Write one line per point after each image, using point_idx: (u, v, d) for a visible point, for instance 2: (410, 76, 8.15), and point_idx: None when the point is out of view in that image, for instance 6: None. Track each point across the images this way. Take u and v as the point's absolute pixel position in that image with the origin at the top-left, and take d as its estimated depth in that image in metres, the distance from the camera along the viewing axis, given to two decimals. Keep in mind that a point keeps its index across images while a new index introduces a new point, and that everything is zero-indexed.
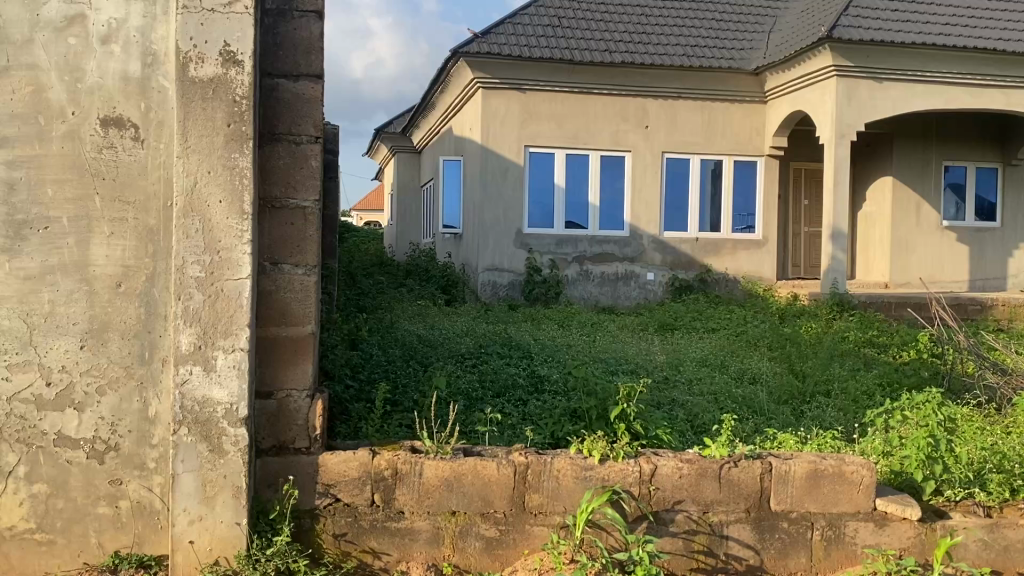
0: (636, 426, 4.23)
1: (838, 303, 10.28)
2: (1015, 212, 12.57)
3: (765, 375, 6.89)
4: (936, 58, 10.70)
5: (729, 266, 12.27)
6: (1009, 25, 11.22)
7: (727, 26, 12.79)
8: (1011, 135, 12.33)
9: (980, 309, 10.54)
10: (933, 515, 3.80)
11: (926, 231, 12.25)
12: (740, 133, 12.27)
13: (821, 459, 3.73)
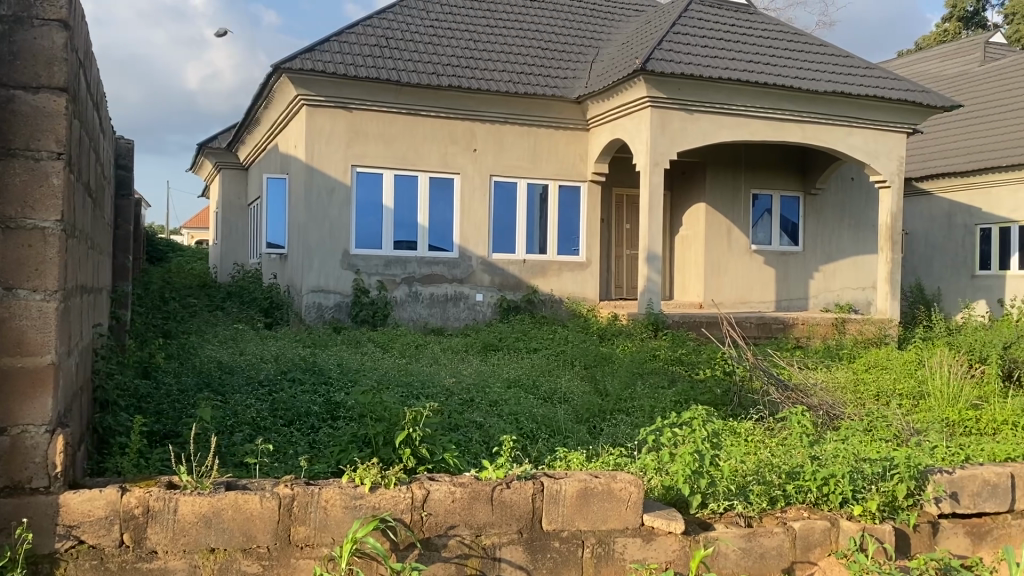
0: (421, 451, 4.20)
1: (654, 323, 10.37)
2: (814, 236, 13.37)
3: (572, 396, 6.98)
4: (741, 93, 11.10)
5: (554, 288, 12.13)
6: (807, 65, 11.71)
7: (553, 53, 12.94)
8: (810, 165, 13.21)
9: (782, 327, 10.91)
10: (697, 528, 3.99)
11: (736, 254, 12.74)
12: (564, 159, 12.24)
13: (591, 478, 3.84)
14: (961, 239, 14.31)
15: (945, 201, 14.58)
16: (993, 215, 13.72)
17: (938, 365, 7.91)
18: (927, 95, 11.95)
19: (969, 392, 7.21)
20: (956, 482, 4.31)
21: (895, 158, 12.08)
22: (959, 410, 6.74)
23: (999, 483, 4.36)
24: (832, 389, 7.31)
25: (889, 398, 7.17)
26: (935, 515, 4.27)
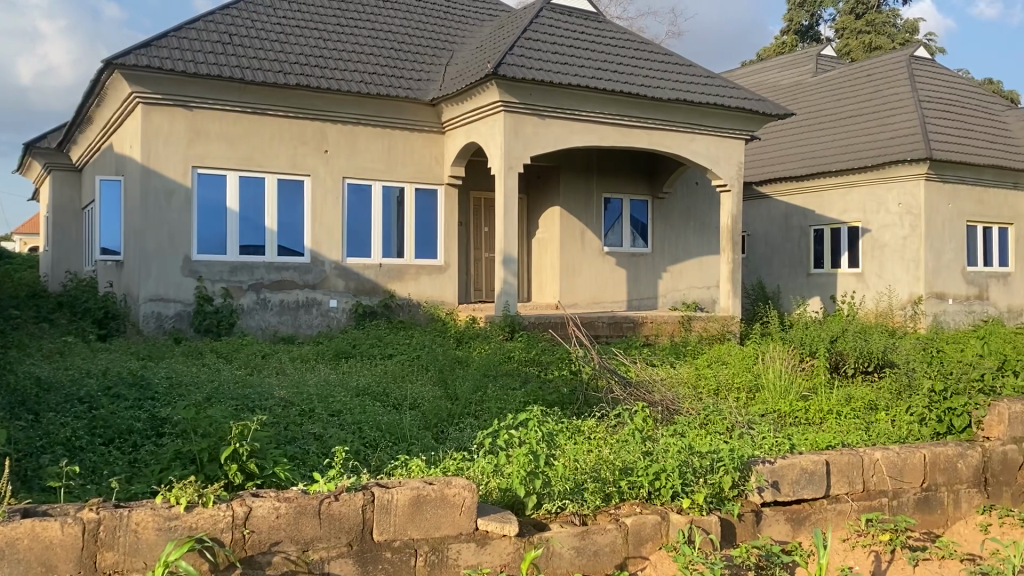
0: (250, 466, 4.04)
1: (511, 325, 9.97)
2: (662, 238, 13.51)
3: (422, 401, 6.67)
4: (590, 99, 10.87)
5: (411, 292, 11.83)
6: (651, 73, 11.63)
7: (406, 54, 12.74)
8: (658, 170, 13.34)
9: (633, 326, 10.85)
10: (532, 529, 3.99)
11: (590, 256, 12.68)
12: (419, 162, 11.98)
13: (425, 485, 3.78)
14: (796, 240, 15.17)
15: (782, 203, 15.43)
16: (825, 216, 14.62)
17: (772, 360, 8.18)
18: (763, 103, 12.11)
19: (799, 384, 7.51)
20: (776, 472, 4.49)
21: (735, 163, 12.21)
22: (790, 401, 6.92)
23: (815, 471, 4.56)
24: (673, 385, 7.37)
25: (728, 392, 7.30)
26: (758, 504, 4.44)
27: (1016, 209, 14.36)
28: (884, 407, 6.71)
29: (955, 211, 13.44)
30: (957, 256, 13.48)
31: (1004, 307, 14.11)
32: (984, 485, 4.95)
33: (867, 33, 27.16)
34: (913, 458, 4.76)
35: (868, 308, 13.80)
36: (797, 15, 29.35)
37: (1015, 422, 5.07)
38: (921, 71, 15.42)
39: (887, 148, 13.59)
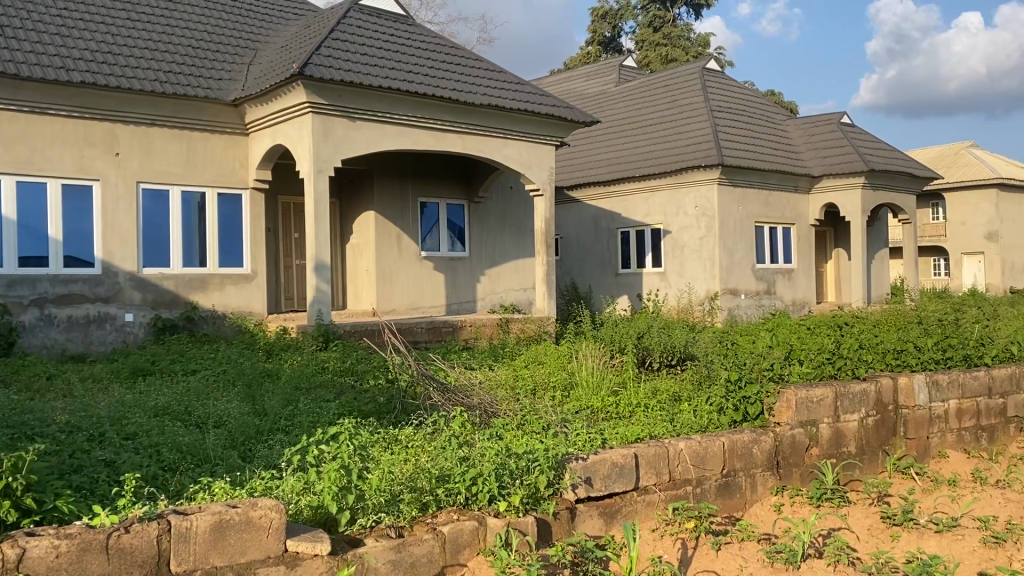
0: (27, 501, 3.63)
1: (325, 334, 9.62)
2: (480, 241, 13.10)
3: (228, 418, 6.29)
4: (402, 102, 10.63)
5: (216, 303, 11.21)
6: (463, 78, 11.59)
7: (206, 52, 12.09)
8: (473, 173, 12.93)
9: (451, 331, 10.80)
10: (345, 546, 3.84)
11: (407, 261, 12.10)
12: (221, 165, 11.40)
13: (228, 509, 3.54)
14: (606, 242, 15.74)
15: (592, 207, 15.94)
16: (630, 219, 15.29)
17: (585, 358, 8.38)
18: (570, 110, 12.42)
19: (611, 380, 7.73)
20: (589, 468, 4.58)
21: (547, 168, 12.39)
22: (604, 397, 7.10)
23: (625, 464, 4.69)
24: (491, 387, 7.35)
25: (544, 391, 7.38)
26: (572, 501, 4.53)
27: (796, 210, 15.65)
28: (688, 398, 7.03)
29: (745, 213, 14.44)
30: (747, 255, 14.49)
31: (790, 300, 15.29)
32: (777, 467, 5.27)
33: (664, 45, 28.74)
34: (713, 446, 5.00)
35: (671, 305, 14.55)
36: (600, 27, 30.58)
37: (800, 407, 5.38)
38: (711, 83, 16.50)
39: (684, 154, 14.40)
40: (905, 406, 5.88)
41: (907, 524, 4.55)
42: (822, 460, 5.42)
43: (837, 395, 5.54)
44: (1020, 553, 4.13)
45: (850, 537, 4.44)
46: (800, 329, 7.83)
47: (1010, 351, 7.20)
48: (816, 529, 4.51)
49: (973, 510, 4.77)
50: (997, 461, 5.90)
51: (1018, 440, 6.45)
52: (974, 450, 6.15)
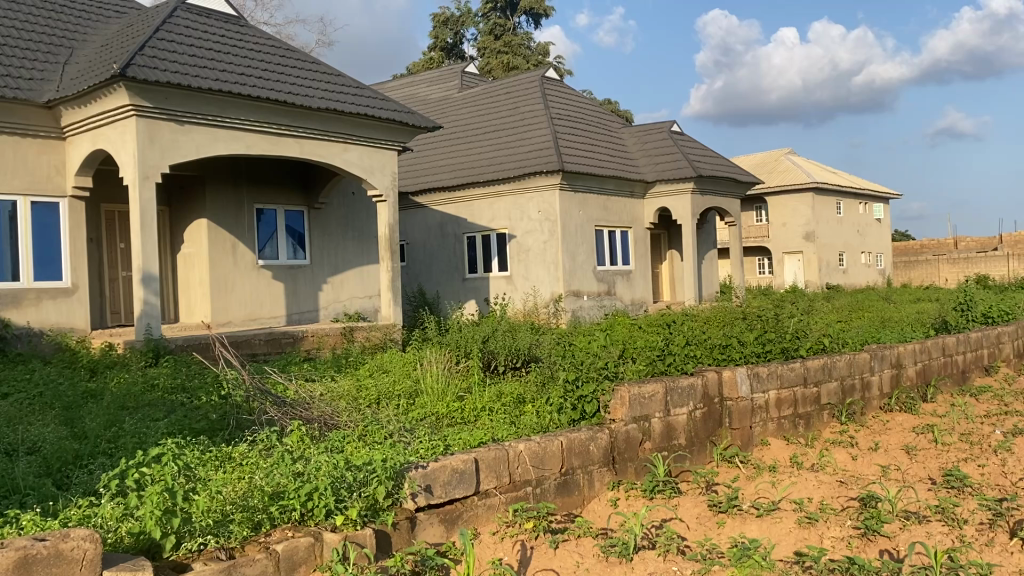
0: None
1: (154, 350, 9.13)
2: (321, 249, 12.80)
3: (43, 443, 5.82)
4: (234, 106, 10.24)
5: (31, 319, 10.40)
6: (299, 81, 11.31)
7: (16, 50, 11.20)
8: (312, 179, 12.63)
9: (292, 341, 10.49)
10: (170, 573, 3.63)
11: (243, 270, 11.66)
12: (35, 172, 10.59)
13: (34, 543, 3.27)
14: (452, 247, 15.74)
15: (437, 212, 15.91)
16: (476, 224, 15.40)
17: (429, 365, 8.31)
18: (412, 115, 12.37)
19: (455, 386, 7.68)
20: (429, 475, 4.55)
21: (388, 173, 12.27)
22: (448, 402, 7.08)
23: (465, 469, 4.69)
24: (331, 398, 7.17)
25: (388, 400, 7.24)
26: (412, 510, 4.49)
27: (633, 214, 16.25)
28: (531, 399, 7.07)
29: (585, 217, 14.85)
30: (588, 258, 14.90)
31: (629, 300, 15.83)
32: (612, 463, 5.44)
33: (505, 53, 29.14)
34: (552, 446, 5.09)
35: (517, 309, 14.76)
36: (442, 33, 30.64)
37: (633, 403, 5.57)
38: (550, 91, 16.91)
39: (525, 161, 14.65)
40: (729, 398, 6.21)
41: (731, 511, 4.79)
42: (654, 453, 5.63)
43: (666, 390, 5.77)
44: (829, 530, 4.43)
45: (680, 527, 4.63)
46: (633, 329, 8.10)
47: (822, 343, 7.75)
48: (648, 521, 4.67)
49: (790, 493, 5.08)
50: (812, 446, 6.32)
51: (830, 425, 6.94)
52: (793, 436, 6.56)
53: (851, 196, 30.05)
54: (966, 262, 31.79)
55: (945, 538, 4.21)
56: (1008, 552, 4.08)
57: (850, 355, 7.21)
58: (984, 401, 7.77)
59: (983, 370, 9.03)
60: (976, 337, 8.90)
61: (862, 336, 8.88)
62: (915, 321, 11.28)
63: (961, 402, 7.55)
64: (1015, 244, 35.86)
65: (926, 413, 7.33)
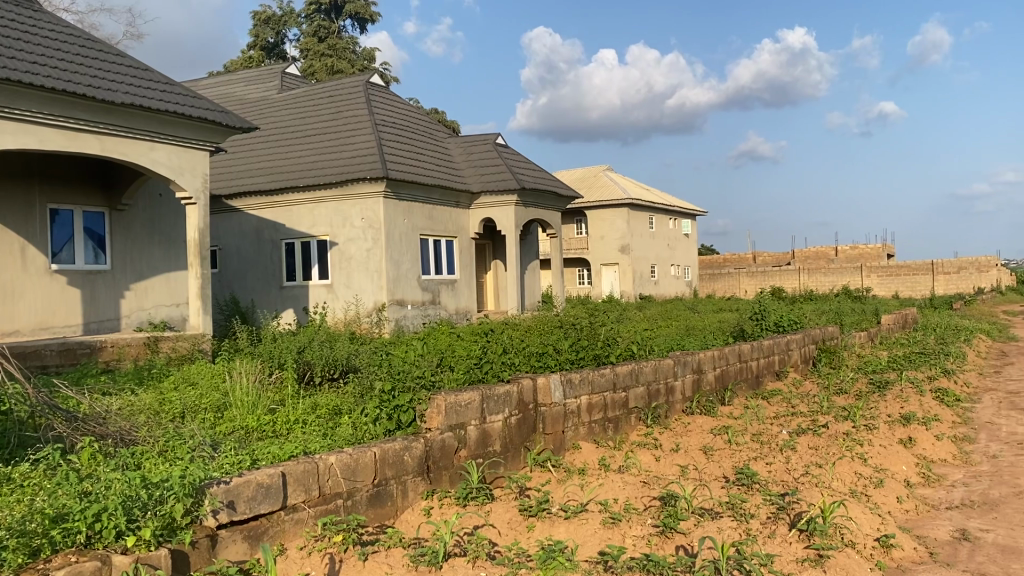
0: None
1: None
2: (123, 254, 12.02)
3: None
4: (25, 96, 9.34)
5: None
6: (100, 73, 10.55)
7: None
8: (115, 178, 11.84)
9: (88, 353, 9.75)
10: None
11: (33, 275, 10.72)
12: None
13: None
14: (268, 253, 15.19)
15: (254, 217, 15.30)
16: (295, 230, 14.94)
17: (240, 377, 7.94)
18: (226, 115, 11.87)
19: (267, 398, 7.37)
20: (232, 491, 4.31)
21: (199, 175, 11.69)
22: (259, 415, 6.79)
23: (272, 483, 4.49)
24: (128, 412, 6.69)
25: (193, 414, 6.85)
26: (213, 528, 4.23)
27: (458, 223, 16.36)
28: (347, 411, 6.87)
29: (409, 225, 14.79)
30: (411, 266, 14.84)
31: (453, 309, 15.88)
32: (427, 472, 5.39)
33: (329, 56, 28.60)
34: (364, 457, 4.98)
35: (337, 318, 14.44)
36: (263, 32, 29.73)
37: (449, 411, 5.56)
38: (375, 97, 16.79)
39: (348, 166, 14.42)
40: (543, 404, 6.35)
41: (540, 515, 4.90)
42: (469, 461, 5.65)
43: (482, 398, 5.81)
44: (631, 529, 4.62)
45: (491, 533, 4.66)
46: (449, 338, 8.11)
47: (630, 350, 8.10)
48: (459, 529, 4.68)
49: (597, 495, 5.25)
50: (619, 449, 6.58)
51: (637, 428, 7.25)
52: (602, 439, 6.80)
53: (663, 211, 31.74)
54: (764, 275, 34.34)
55: (734, 532, 4.50)
56: (787, 542, 4.41)
57: (655, 361, 7.58)
58: (774, 403, 8.40)
59: (774, 375, 9.75)
60: (769, 344, 9.60)
61: (668, 344, 9.36)
62: (717, 330, 12.02)
63: (754, 405, 8.12)
64: (805, 259, 39.14)
65: (723, 416, 7.84)
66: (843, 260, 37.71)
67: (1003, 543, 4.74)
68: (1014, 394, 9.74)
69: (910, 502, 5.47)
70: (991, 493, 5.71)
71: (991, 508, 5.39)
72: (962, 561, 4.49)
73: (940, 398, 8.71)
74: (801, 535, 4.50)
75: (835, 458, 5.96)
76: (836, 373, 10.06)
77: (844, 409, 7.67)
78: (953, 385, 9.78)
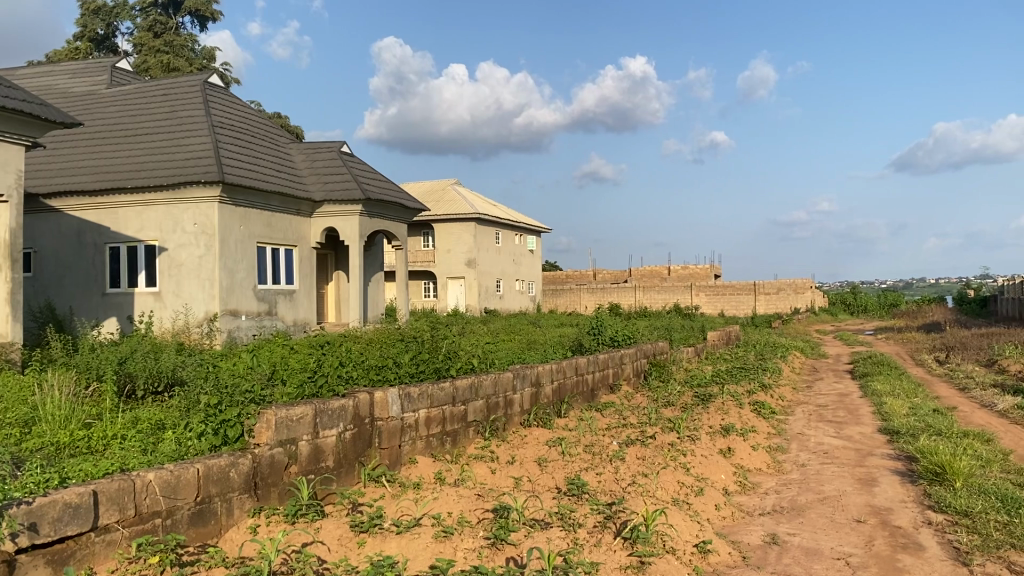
0: None
1: None
2: None
3: None
4: None
5: None
6: None
7: None
8: None
9: None
10: None
11: None
12: None
13: None
14: (90, 258, 14.17)
15: (74, 218, 14.26)
16: (120, 234, 14.05)
17: (51, 390, 7.36)
18: (45, 108, 11.12)
19: (82, 413, 6.88)
20: (35, 512, 3.93)
21: (13, 171, 10.79)
22: (72, 430, 6.31)
23: (81, 503, 4.15)
24: None
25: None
26: (12, 552, 3.87)
27: (299, 233, 15.96)
28: (172, 425, 6.51)
29: (246, 233, 14.29)
30: (247, 275, 14.33)
31: (290, 320, 15.44)
32: (254, 489, 5.19)
33: (165, 52, 27.26)
34: (186, 473, 4.73)
35: (164, 328, 13.70)
36: (91, 22, 27.97)
37: (280, 427, 5.39)
38: (212, 99, 16.20)
39: (181, 168, 13.80)
40: (379, 418, 6.28)
41: (371, 530, 4.82)
42: (299, 477, 5.48)
43: (315, 412, 5.67)
44: (463, 542, 4.63)
45: (320, 550, 4.55)
46: (284, 350, 7.87)
47: (471, 362, 8.14)
48: (286, 546, 4.52)
49: (430, 509, 5.23)
50: (455, 463, 6.58)
51: (475, 441, 7.29)
52: (440, 453, 6.79)
53: (509, 227, 32.24)
54: (603, 291, 35.52)
55: (562, 542, 4.60)
56: (612, 550, 4.56)
57: (495, 375, 7.66)
58: (607, 415, 8.69)
59: (608, 388, 10.08)
60: (604, 358, 9.91)
61: (508, 358, 9.48)
62: (556, 344, 12.31)
63: (588, 418, 8.37)
64: (641, 277, 40.82)
65: (558, 428, 8.03)
66: (676, 279, 39.63)
67: (807, 545, 5.10)
68: (822, 407, 10.53)
69: (727, 510, 5.78)
70: (798, 499, 6.14)
71: (798, 513, 5.79)
72: (771, 563, 4.79)
73: (757, 411, 9.30)
74: (625, 542, 4.66)
75: (660, 468, 6.22)
76: (665, 386, 10.51)
77: (671, 421, 8.04)
78: (769, 399, 10.46)
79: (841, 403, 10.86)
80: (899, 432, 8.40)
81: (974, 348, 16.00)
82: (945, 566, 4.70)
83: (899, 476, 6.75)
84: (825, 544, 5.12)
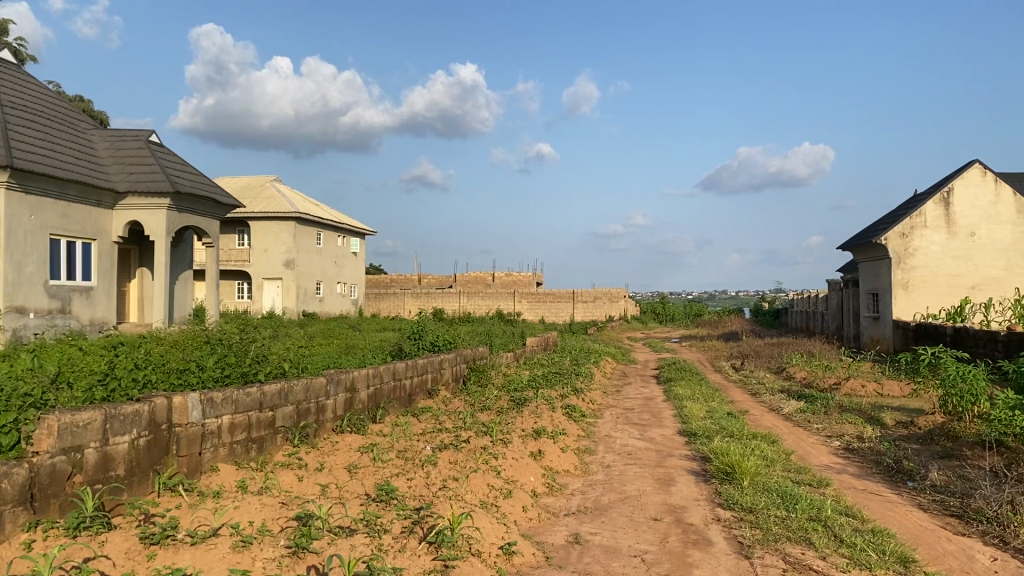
0: None
1: None
2: None
3: None
4: None
5: None
6: None
7: None
8: None
9: None
10: None
11: None
12: None
13: None
14: None
15: None
16: None
17: None
18: None
19: None
20: None
21: None
22: None
23: None
24: None
25: None
26: None
27: (98, 225, 14.90)
28: None
29: (37, 224, 13.19)
30: (37, 270, 13.21)
31: (86, 319, 14.38)
32: (30, 501, 4.75)
33: None
34: None
35: None
36: None
37: (63, 433, 4.97)
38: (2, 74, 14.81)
39: None
40: (177, 424, 5.95)
41: (163, 542, 4.54)
42: (83, 487, 5.08)
43: (105, 417, 5.29)
44: (262, 552, 4.46)
45: (104, 565, 4.23)
46: (74, 351, 7.29)
47: (281, 366, 7.88)
48: (62, 562, 4.17)
49: (230, 518, 5.01)
50: (259, 470, 6.34)
51: (282, 448, 7.05)
52: (243, 461, 6.52)
53: (331, 228, 31.59)
54: (427, 296, 35.54)
55: (366, 548, 4.53)
56: (416, 555, 4.53)
57: (307, 380, 7.45)
58: (422, 421, 8.66)
59: (425, 393, 10.05)
60: (422, 363, 9.88)
61: (323, 362, 9.27)
62: (374, 348, 12.15)
63: (402, 423, 8.32)
64: (465, 283, 41.22)
65: (371, 433, 7.93)
66: (499, 285, 40.36)
67: (606, 544, 5.29)
68: (629, 410, 11.01)
69: (533, 511, 5.91)
70: (602, 500, 6.37)
71: (600, 513, 6.01)
72: (572, 563, 4.93)
73: (569, 414, 9.60)
74: (430, 547, 4.66)
75: (470, 471, 6.27)
76: (482, 391, 10.63)
77: (484, 425, 8.13)
78: (581, 403, 10.83)
79: (646, 407, 11.40)
80: (697, 434, 8.92)
81: (766, 356, 17.30)
82: (729, 559, 5.02)
83: (694, 476, 7.16)
84: (623, 542, 5.34)
